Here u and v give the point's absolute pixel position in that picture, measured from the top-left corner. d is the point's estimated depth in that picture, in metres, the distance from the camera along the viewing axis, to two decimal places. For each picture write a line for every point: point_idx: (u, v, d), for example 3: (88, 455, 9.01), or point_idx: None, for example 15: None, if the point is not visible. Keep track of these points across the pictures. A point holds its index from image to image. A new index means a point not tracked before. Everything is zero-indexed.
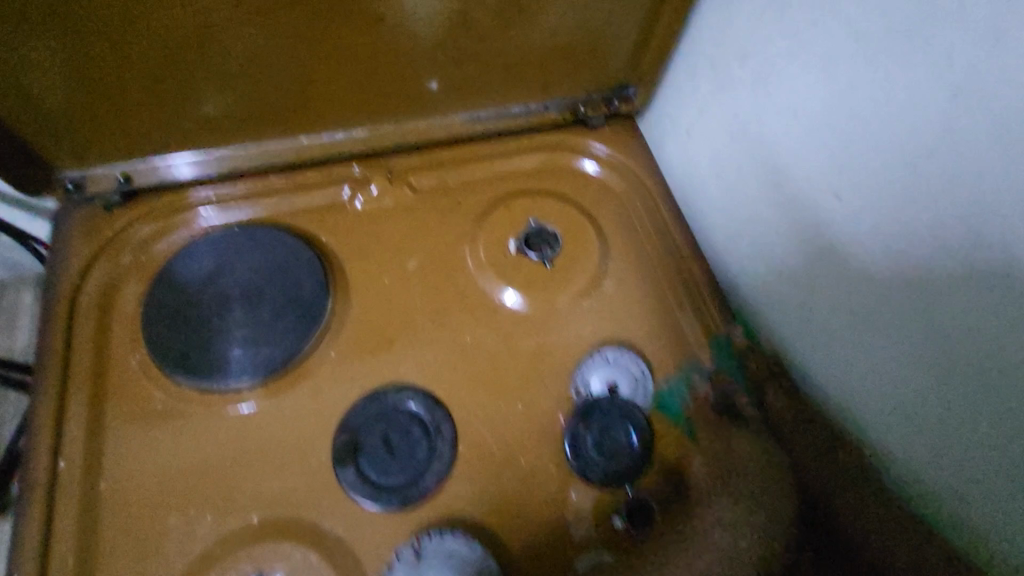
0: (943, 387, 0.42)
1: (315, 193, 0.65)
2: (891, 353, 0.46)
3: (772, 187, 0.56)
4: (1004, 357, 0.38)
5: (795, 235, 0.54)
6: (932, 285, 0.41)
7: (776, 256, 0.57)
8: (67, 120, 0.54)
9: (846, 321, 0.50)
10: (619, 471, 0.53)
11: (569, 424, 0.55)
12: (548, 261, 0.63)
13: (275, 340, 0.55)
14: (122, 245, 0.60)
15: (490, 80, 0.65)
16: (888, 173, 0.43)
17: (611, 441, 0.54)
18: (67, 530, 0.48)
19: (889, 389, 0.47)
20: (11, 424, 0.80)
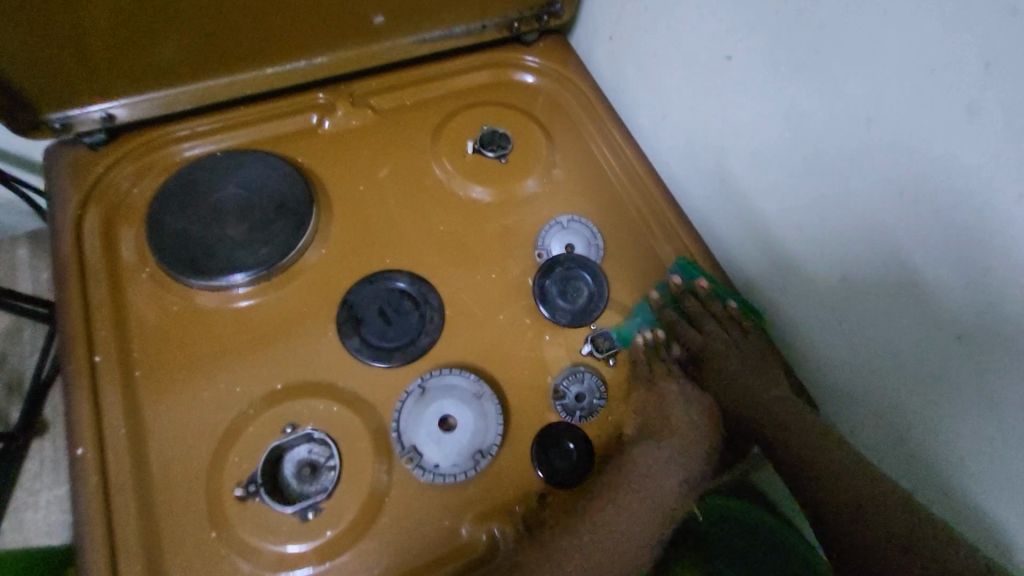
0: (829, 211, 0.54)
1: (286, 120, 0.72)
2: (799, 211, 0.58)
3: (691, 75, 0.66)
4: (875, 200, 0.49)
5: (713, 112, 0.65)
6: (833, 164, 0.52)
7: (695, 132, 0.68)
8: (44, 61, 0.58)
9: (770, 199, 0.61)
10: (582, 311, 0.64)
11: (535, 280, 0.65)
12: (503, 157, 0.73)
13: (271, 241, 0.63)
14: (113, 181, 0.66)
15: (432, 3, 0.71)
16: (786, 49, 0.53)
17: (572, 288, 0.64)
18: (116, 409, 0.54)
19: (812, 257, 0.58)
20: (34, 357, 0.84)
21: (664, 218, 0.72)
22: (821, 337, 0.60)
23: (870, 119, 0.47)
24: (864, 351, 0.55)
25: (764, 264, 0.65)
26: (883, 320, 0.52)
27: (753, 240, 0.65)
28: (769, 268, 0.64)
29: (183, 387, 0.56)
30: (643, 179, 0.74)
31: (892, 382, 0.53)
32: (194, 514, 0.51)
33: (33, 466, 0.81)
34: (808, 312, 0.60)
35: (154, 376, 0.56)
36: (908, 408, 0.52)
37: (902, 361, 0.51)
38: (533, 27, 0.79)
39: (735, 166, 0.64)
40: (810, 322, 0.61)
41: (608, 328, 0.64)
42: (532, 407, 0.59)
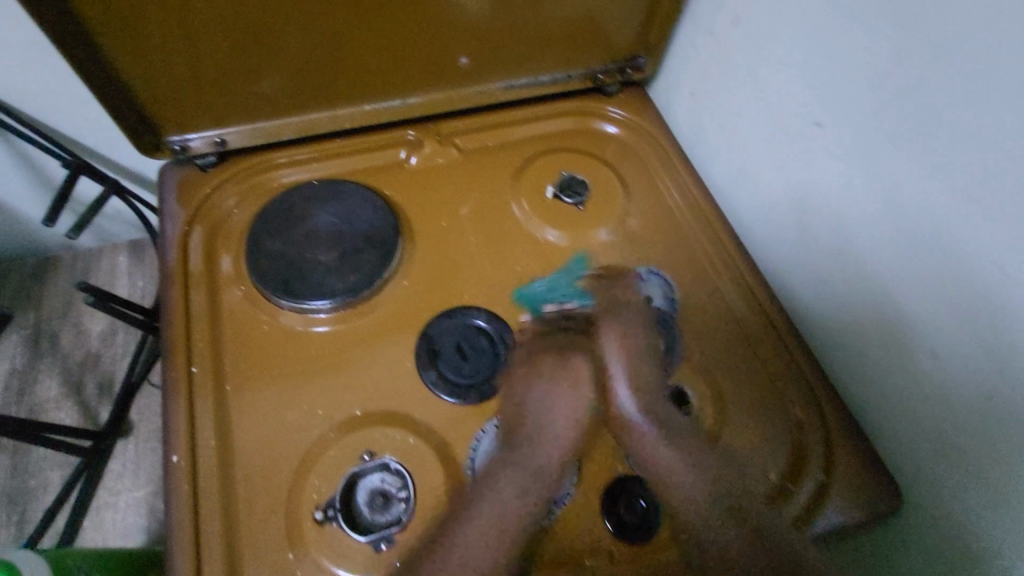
0: (910, 279, 0.54)
1: (377, 154, 0.76)
2: (873, 275, 0.58)
3: (772, 137, 0.67)
4: (959, 272, 0.49)
5: (793, 172, 0.65)
6: (917, 233, 0.53)
7: (773, 190, 0.69)
8: (172, 86, 0.63)
9: (844, 262, 0.61)
10: (657, 365, 0.63)
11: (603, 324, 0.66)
12: (581, 203, 0.75)
13: (360, 270, 0.65)
14: (218, 201, 0.71)
15: (523, 50, 0.75)
16: (877, 121, 0.54)
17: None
18: (207, 420, 0.57)
19: (880, 317, 0.59)
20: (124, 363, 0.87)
21: (738, 275, 0.72)
22: (890, 397, 0.60)
23: (961, 193, 0.48)
24: (934, 415, 0.55)
25: (831, 321, 0.65)
26: (957, 389, 0.52)
27: (828, 302, 0.65)
28: (837, 325, 0.65)
29: (270, 404, 0.59)
30: (720, 236, 0.74)
31: (962, 452, 0.53)
32: (273, 532, 0.53)
33: (116, 464, 0.87)
34: (874, 370, 0.61)
35: (243, 392, 0.59)
36: (978, 480, 0.51)
37: (974, 431, 0.51)
38: (616, 79, 0.82)
39: (816, 228, 0.64)
40: (876, 380, 0.61)
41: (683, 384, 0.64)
42: (602, 456, 0.59)
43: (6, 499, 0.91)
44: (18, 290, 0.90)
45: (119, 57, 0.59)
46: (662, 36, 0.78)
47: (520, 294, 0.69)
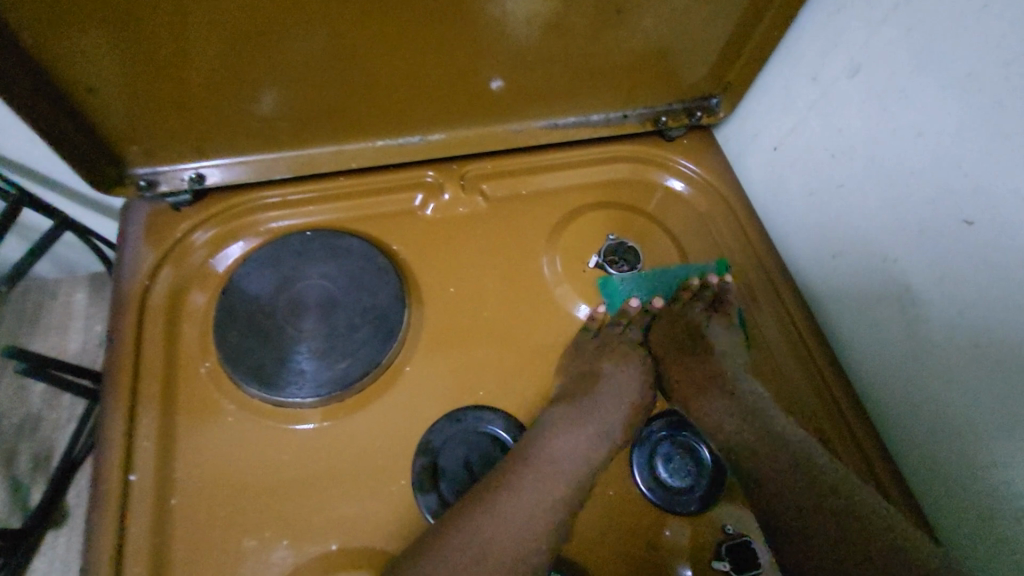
0: None
1: (387, 198, 0.63)
2: (982, 395, 0.45)
3: (880, 216, 0.52)
4: None
5: (902, 264, 0.51)
6: None
7: (870, 280, 0.55)
8: (134, 112, 0.51)
9: (946, 376, 0.48)
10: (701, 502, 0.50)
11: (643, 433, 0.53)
12: (630, 279, 0.61)
13: (352, 353, 0.53)
14: (190, 247, 0.59)
15: (574, 83, 0.61)
16: None
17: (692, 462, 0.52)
18: (140, 549, 0.45)
19: (970, 435, 0.47)
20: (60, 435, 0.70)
21: (824, 386, 0.57)
22: (975, 529, 0.48)
23: None
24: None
25: (904, 429, 0.53)
26: None
27: (913, 419, 0.52)
28: (914, 436, 0.52)
29: (221, 529, 0.46)
30: (802, 331, 0.60)
31: None
32: None
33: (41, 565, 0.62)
34: (957, 495, 0.49)
35: (191, 509, 0.47)
36: None
37: None
38: (682, 122, 0.67)
39: (926, 342, 0.50)
40: (958, 508, 0.49)
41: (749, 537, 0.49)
42: None
43: None
44: None
45: (65, 78, 0.46)
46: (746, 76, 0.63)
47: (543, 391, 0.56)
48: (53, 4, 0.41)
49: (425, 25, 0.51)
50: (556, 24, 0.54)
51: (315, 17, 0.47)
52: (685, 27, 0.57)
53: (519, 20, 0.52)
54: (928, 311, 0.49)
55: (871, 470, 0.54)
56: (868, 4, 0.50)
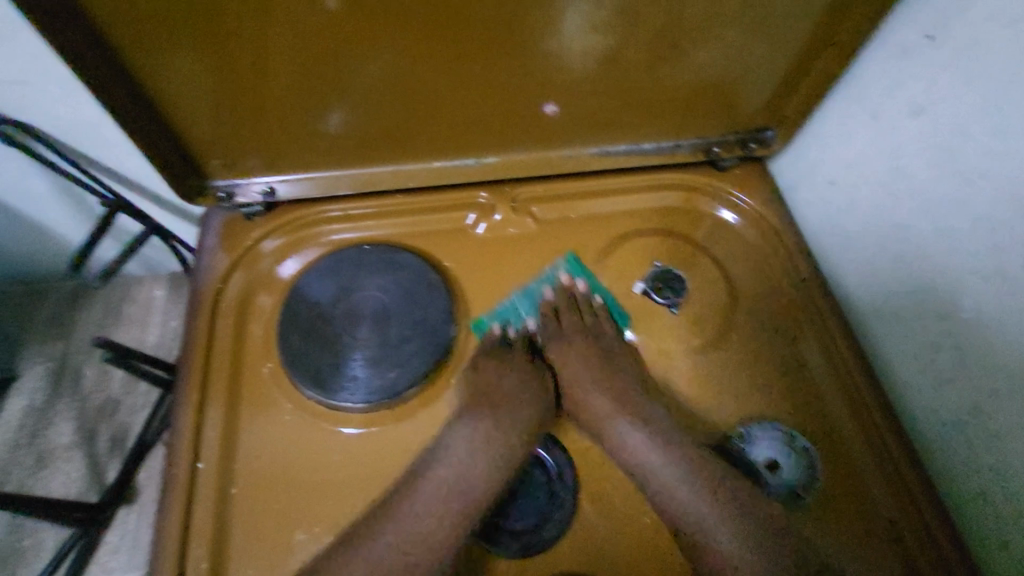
0: None
1: (441, 216, 0.66)
2: None
3: (938, 258, 0.51)
4: None
5: (959, 308, 0.49)
6: None
7: (927, 323, 0.53)
8: (219, 128, 0.56)
9: (1004, 427, 0.46)
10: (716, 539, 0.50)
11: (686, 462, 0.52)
12: (674, 306, 0.61)
13: (400, 364, 0.56)
14: (259, 255, 0.63)
15: (627, 112, 0.62)
16: None
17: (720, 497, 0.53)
18: (202, 533, 0.49)
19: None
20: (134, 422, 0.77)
21: (874, 430, 0.55)
22: None
23: None
24: None
25: (961, 479, 0.51)
26: None
27: (971, 469, 0.50)
28: (972, 487, 0.50)
29: (275, 520, 0.50)
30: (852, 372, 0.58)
31: None
32: None
33: None
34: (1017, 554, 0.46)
35: (249, 499, 0.50)
36: None
37: None
38: (735, 153, 0.67)
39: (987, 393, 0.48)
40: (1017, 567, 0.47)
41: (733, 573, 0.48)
42: None
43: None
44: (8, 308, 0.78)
45: (164, 97, 0.51)
46: (804, 109, 0.63)
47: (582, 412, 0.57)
48: (158, 33, 0.46)
49: (487, 55, 0.53)
50: (612, 56, 0.55)
51: (385, 46, 0.51)
52: (742, 62, 0.58)
53: (576, 52, 0.54)
54: (987, 359, 0.47)
55: (924, 520, 0.51)
56: (932, 43, 0.49)
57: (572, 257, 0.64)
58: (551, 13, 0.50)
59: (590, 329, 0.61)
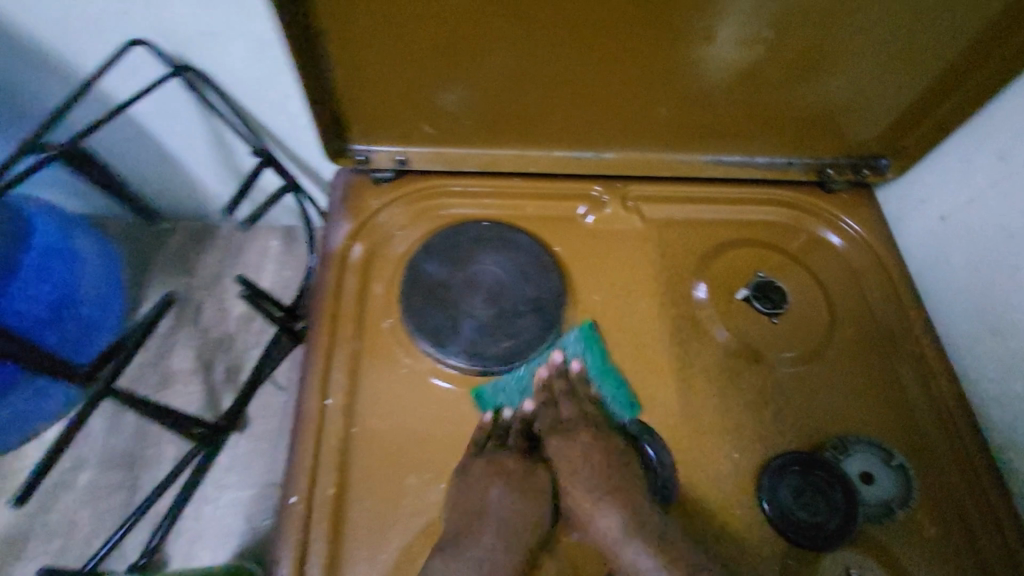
0: None
1: (555, 203, 0.69)
2: None
3: None
4: None
5: None
6: None
7: None
8: (372, 99, 0.60)
9: None
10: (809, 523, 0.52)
11: (776, 456, 0.56)
12: (775, 316, 0.63)
13: (514, 334, 0.59)
14: (383, 219, 0.67)
15: (751, 125, 0.64)
16: None
17: (812, 502, 0.53)
18: (330, 463, 0.53)
19: None
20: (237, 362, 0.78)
21: (964, 458, 0.57)
22: None
23: None
24: None
25: None
26: None
27: None
28: None
29: (392, 461, 0.54)
30: (949, 406, 0.59)
31: None
32: None
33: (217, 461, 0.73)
34: None
35: (370, 440, 0.55)
36: None
37: None
38: (847, 177, 0.69)
39: None
40: None
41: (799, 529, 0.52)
42: None
43: (119, 463, 0.70)
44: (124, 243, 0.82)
45: (336, 64, 0.56)
46: (920, 147, 0.65)
47: (680, 405, 0.59)
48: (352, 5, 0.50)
49: (633, 57, 0.56)
50: (755, 70, 0.58)
51: (549, 38, 0.54)
52: (875, 89, 0.60)
53: (722, 63, 0.57)
54: None
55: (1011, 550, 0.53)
56: None
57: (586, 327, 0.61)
58: (706, 23, 0.53)
59: (590, 418, 0.59)
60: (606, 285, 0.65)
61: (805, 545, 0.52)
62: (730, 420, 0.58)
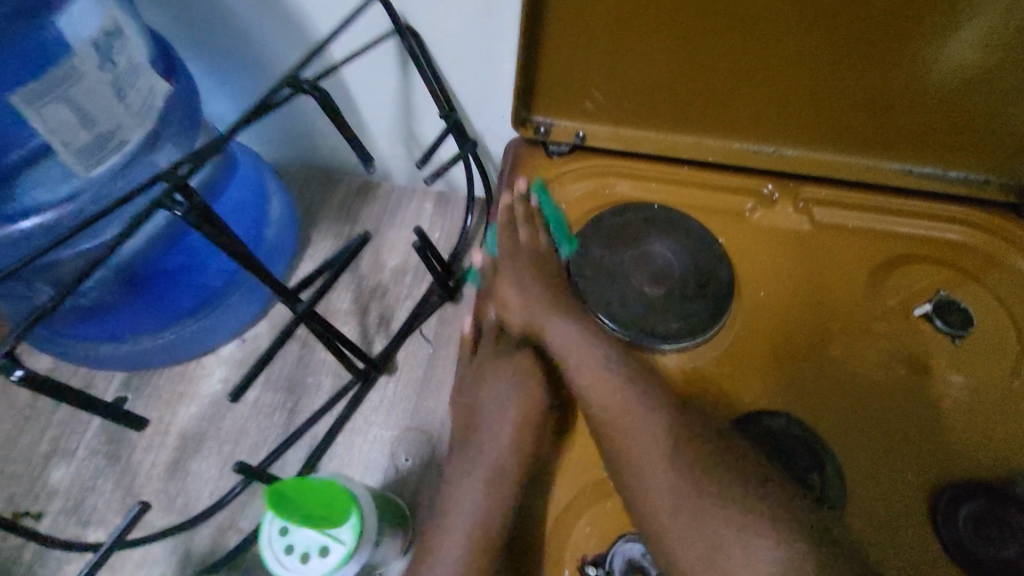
0: None
1: (724, 196, 0.68)
2: None
3: None
4: None
5: None
6: None
7: None
8: (570, 70, 0.63)
9: None
10: (988, 556, 0.49)
11: (949, 479, 0.53)
12: (958, 337, 0.59)
13: (681, 316, 0.59)
14: (553, 191, 0.68)
15: (957, 136, 0.62)
16: None
17: (994, 535, 0.50)
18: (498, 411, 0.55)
19: None
20: (385, 316, 0.76)
21: None
22: None
23: None
24: None
25: None
26: None
27: None
28: None
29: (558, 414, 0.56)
30: None
31: None
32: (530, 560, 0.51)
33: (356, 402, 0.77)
34: None
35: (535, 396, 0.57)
36: None
37: None
38: None
39: None
40: None
41: (973, 555, 0.50)
42: None
43: (283, 385, 0.69)
44: (291, 185, 0.86)
45: (550, 33, 0.60)
46: None
47: (850, 413, 0.57)
48: None
49: (861, 47, 0.57)
50: (984, 73, 0.56)
51: (777, 18, 0.56)
52: None
53: (949, 62, 0.56)
54: None
55: None
56: None
57: (537, 183, 0.67)
58: (948, 13, 0.53)
59: None
60: (774, 281, 0.63)
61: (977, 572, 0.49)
62: (902, 435, 0.55)
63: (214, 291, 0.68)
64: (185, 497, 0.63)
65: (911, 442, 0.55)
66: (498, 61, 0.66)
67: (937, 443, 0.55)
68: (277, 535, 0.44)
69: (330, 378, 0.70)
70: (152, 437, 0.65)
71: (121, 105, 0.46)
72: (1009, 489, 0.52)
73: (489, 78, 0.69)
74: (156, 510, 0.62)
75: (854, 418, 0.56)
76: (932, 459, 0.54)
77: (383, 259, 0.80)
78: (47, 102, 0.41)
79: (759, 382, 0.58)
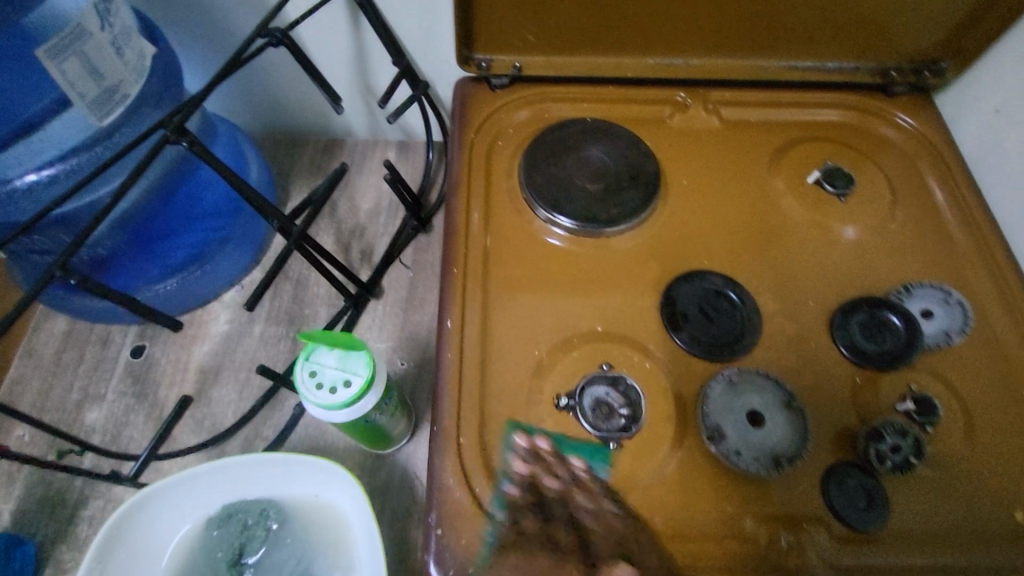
0: None
1: (645, 106, 0.79)
2: None
3: None
4: None
5: None
6: None
7: None
8: (502, 8, 0.72)
9: None
10: (877, 350, 0.61)
11: (842, 301, 0.66)
12: (842, 195, 0.72)
13: (618, 203, 0.70)
14: (501, 117, 0.78)
15: (826, 31, 0.74)
16: None
17: (879, 334, 0.62)
18: (475, 297, 0.66)
19: None
20: (367, 251, 0.85)
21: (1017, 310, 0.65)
22: None
23: None
24: None
25: None
26: None
27: None
28: None
29: (524, 294, 0.67)
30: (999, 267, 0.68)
31: None
32: (512, 411, 0.60)
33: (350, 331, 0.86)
34: None
35: (504, 283, 0.67)
36: None
37: None
38: (908, 79, 0.77)
39: None
40: None
41: (865, 352, 0.62)
42: (827, 443, 0.58)
43: (284, 317, 0.78)
44: (262, 150, 0.94)
45: None
46: (978, 44, 0.72)
47: (761, 262, 0.69)
48: None
49: None
50: None
51: None
52: None
53: None
54: None
55: None
56: None
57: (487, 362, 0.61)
58: None
59: (557, 288, 0.67)
60: (692, 169, 0.75)
61: (872, 363, 0.61)
62: (803, 274, 0.68)
63: (212, 242, 0.78)
64: (212, 419, 0.73)
65: (811, 278, 0.68)
66: (437, 6, 0.75)
67: (832, 276, 0.68)
68: (307, 377, 0.54)
69: (325, 306, 0.79)
70: (173, 375, 0.75)
71: (120, 61, 0.56)
72: (886, 299, 0.65)
73: (432, 25, 0.78)
74: (187, 431, 0.72)
75: (765, 266, 0.68)
76: (828, 288, 0.67)
77: (357, 203, 0.89)
78: (66, 57, 0.50)
79: (688, 249, 0.69)
